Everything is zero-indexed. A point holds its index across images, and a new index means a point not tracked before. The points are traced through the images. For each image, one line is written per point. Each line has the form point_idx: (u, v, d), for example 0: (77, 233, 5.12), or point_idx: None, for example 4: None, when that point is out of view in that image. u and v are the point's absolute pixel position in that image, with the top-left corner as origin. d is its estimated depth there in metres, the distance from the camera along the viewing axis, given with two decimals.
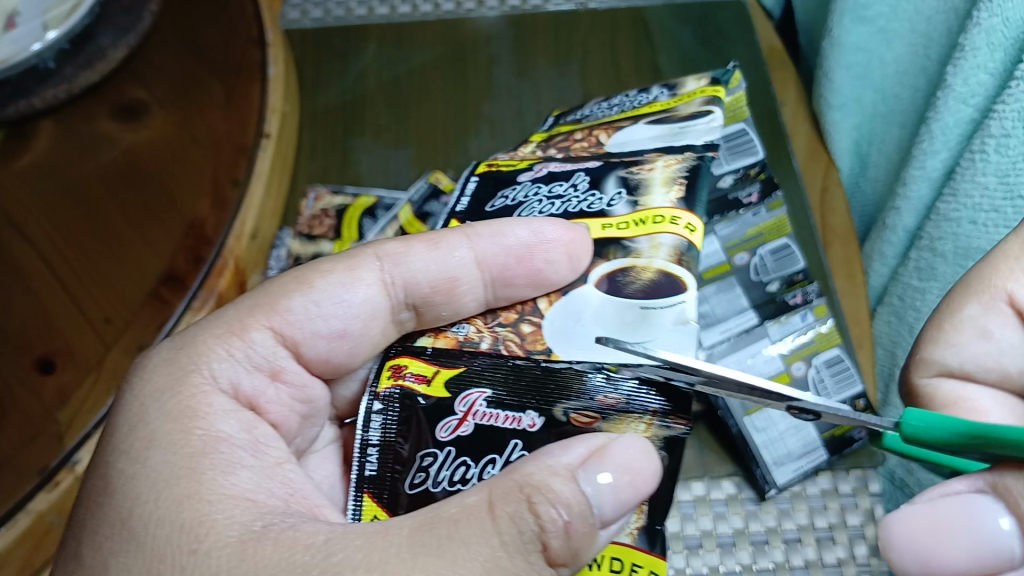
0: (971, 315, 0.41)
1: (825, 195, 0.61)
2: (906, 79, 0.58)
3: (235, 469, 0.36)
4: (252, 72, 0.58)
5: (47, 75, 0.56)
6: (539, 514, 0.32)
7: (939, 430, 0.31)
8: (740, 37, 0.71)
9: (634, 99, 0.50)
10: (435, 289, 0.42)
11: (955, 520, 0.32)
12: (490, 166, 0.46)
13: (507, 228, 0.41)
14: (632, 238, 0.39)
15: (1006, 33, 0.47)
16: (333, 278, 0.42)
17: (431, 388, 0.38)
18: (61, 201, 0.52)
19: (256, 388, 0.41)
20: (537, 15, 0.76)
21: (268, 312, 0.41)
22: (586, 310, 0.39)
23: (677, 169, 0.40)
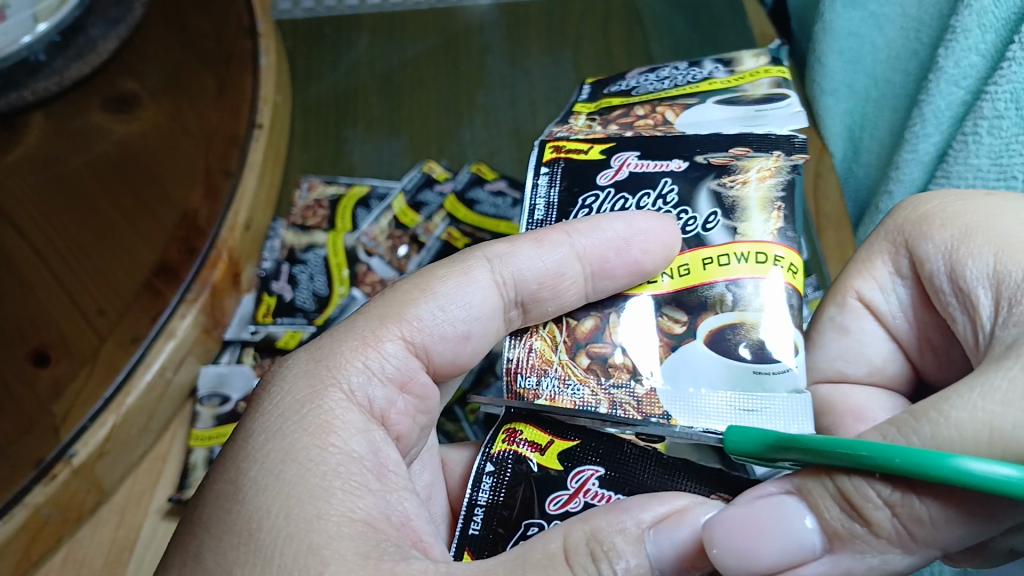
0: (831, 315, 0.42)
1: (819, 179, 0.62)
2: (897, 64, 0.58)
3: (361, 493, 0.33)
4: (244, 62, 0.59)
5: (39, 67, 0.56)
6: (598, 562, 0.31)
7: (755, 440, 0.31)
8: (732, 23, 0.70)
9: (685, 74, 0.48)
10: (541, 285, 0.39)
11: (765, 518, 0.29)
12: (559, 152, 0.42)
13: (603, 222, 0.40)
14: (737, 282, 0.38)
15: (997, 15, 0.47)
16: (451, 282, 0.39)
17: (545, 458, 0.37)
18: (52, 193, 0.51)
19: (387, 401, 0.37)
20: (529, 4, 0.76)
21: (398, 321, 0.38)
22: (700, 374, 0.37)
23: (772, 190, 0.39)
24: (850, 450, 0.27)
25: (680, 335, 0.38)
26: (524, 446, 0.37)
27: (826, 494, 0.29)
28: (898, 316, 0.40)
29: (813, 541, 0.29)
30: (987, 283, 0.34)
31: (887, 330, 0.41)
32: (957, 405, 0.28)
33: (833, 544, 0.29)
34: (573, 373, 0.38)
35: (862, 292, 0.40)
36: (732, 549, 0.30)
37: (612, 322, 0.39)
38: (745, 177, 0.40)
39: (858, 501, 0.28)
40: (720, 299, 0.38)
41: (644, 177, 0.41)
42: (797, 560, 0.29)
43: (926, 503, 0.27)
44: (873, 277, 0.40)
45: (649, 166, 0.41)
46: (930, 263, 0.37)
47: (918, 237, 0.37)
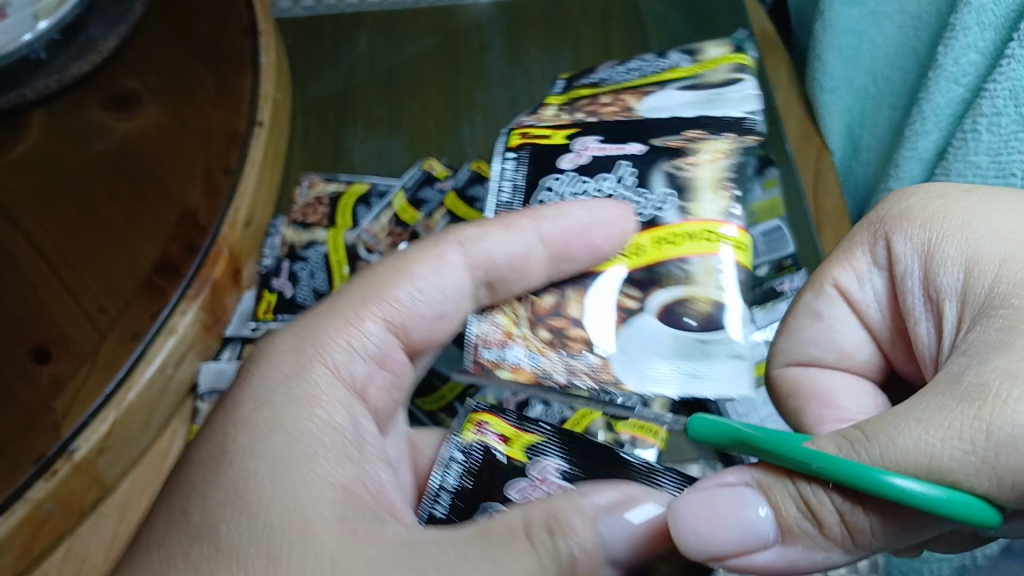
0: (807, 302, 0.43)
1: (818, 178, 0.63)
2: (896, 61, 0.58)
3: (326, 458, 0.37)
4: (244, 61, 0.59)
5: (40, 66, 0.56)
6: (557, 539, 0.34)
7: (720, 433, 0.31)
8: (730, 20, 0.70)
9: (653, 65, 0.54)
10: (510, 267, 0.43)
11: (725, 503, 0.32)
12: (524, 138, 0.48)
13: (568, 209, 0.43)
14: (685, 258, 0.42)
15: (996, 11, 0.47)
16: (425, 264, 0.45)
17: (510, 449, 0.43)
18: (54, 192, 0.52)
19: (366, 376, 0.43)
20: (528, 3, 0.76)
21: (378, 303, 0.44)
22: (647, 343, 0.41)
23: (723, 171, 0.43)
24: (807, 461, 0.29)
25: (633, 309, 0.42)
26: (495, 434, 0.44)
27: (786, 494, 0.32)
28: (871, 305, 0.41)
29: (768, 531, 0.32)
30: (953, 294, 0.35)
31: (862, 320, 0.42)
32: (908, 433, 0.30)
33: (784, 536, 0.32)
34: (533, 344, 0.42)
35: (839, 283, 0.41)
36: (693, 532, 0.32)
37: (538, 299, 0.44)
38: (697, 159, 0.44)
39: (816, 507, 0.31)
40: (671, 275, 0.42)
41: (603, 161, 0.46)
42: (749, 546, 0.32)
43: (869, 514, 0.30)
44: (850, 266, 0.41)
45: (608, 149, 0.46)
46: (904, 261, 0.38)
47: (896, 230, 0.39)
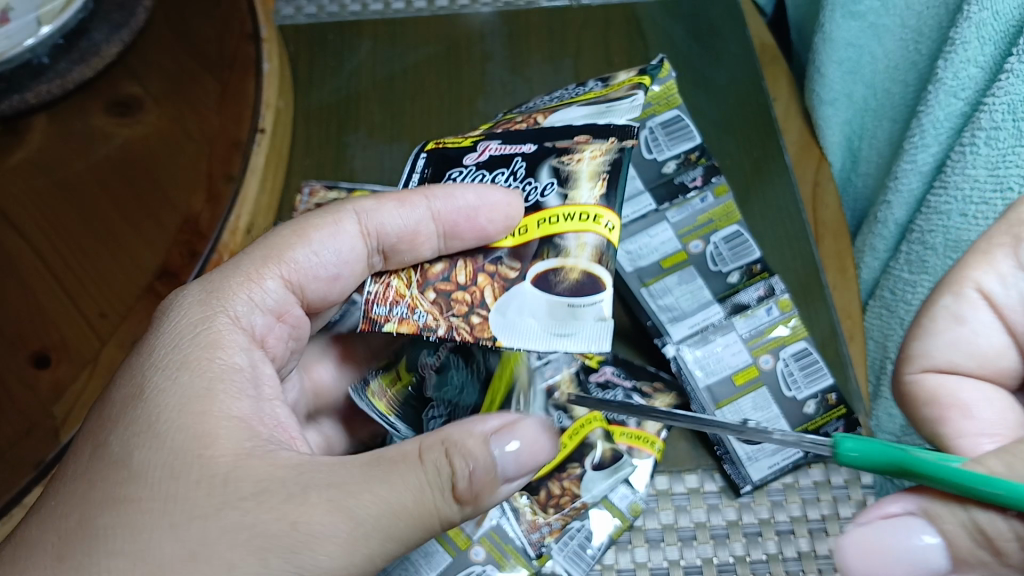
0: (945, 305, 0.44)
1: (817, 189, 0.63)
2: (896, 74, 0.59)
3: (242, 396, 0.38)
4: (246, 67, 0.58)
5: (42, 70, 0.56)
6: (453, 463, 0.35)
7: (875, 456, 0.32)
8: (731, 32, 0.72)
9: (571, 92, 0.53)
10: (401, 238, 0.42)
11: (894, 545, 0.32)
12: (438, 145, 0.48)
13: (457, 191, 0.42)
14: (561, 236, 0.40)
15: (996, 26, 0.48)
16: (324, 228, 0.44)
17: (402, 378, 0.46)
18: (55, 196, 0.52)
19: (265, 328, 0.42)
20: (530, 12, 0.76)
21: (278, 262, 0.43)
22: (522, 308, 0.39)
23: (601, 164, 0.41)
24: (966, 479, 0.30)
25: (512, 278, 0.40)
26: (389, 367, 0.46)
27: (957, 522, 0.31)
28: (1018, 312, 0.42)
29: (939, 561, 0.31)
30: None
31: (1007, 325, 0.43)
32: None
33: (958, 566, 0.32)
34: (420, 303, 0.41)
35: (981, 284, 0.43)
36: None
37: (504, 267, 0.41)
38: (580, 156, 0.42)
39: (996, 535, 0.30)
40: (546, 248, 0.40)
41: (501, 158, 0.45)
42: None
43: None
44: (993, 267, 0.43)
45: (506, 149, 0.45)
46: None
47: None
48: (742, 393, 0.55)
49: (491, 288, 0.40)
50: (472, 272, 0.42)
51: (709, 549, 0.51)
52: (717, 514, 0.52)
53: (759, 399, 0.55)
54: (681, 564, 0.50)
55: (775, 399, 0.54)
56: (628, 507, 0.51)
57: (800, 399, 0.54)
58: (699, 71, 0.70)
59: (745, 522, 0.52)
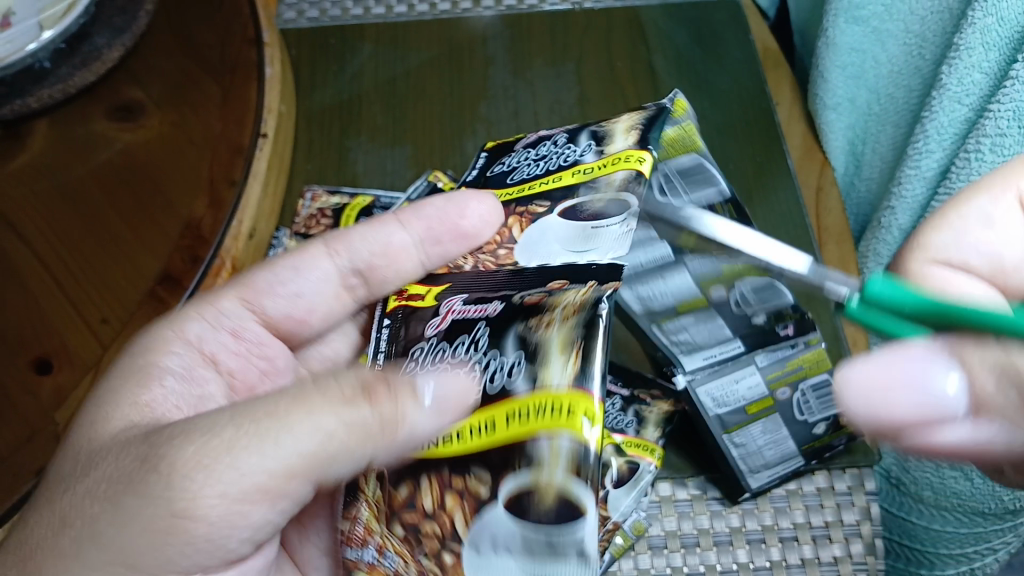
0: (979, 207, 0.39)
1: (820, 194, 0.63)
2: (900, 79, 0.58)
3: (164, 380, 0.40)
4: (248, 72, 0.58)
5: (43, 75, 0.56)
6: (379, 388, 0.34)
7: (904, 297, 0.30)
8: (734, 38, 0.72)
9: (563, 150, 0.45)
10: (375, 254, 0.48)
11: (906, 379, 0.28)
12: (399, 304, 0.45)
13: (427, 203, 0.47)
14: (534, 441, 0.35)
15: (1001, 33, 0.47)
16: (283, 264, 0.49)
17: (425, 300, 0.44)
18: (55, 200, 0.52)
19: (218, 346, 0.45)
20: (532, 16, 0.76)
21: (241, 289, 0.47)
22: (495, 535, 0.35)
23: (573, 331, 0.37)
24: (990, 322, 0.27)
25: (483, 498, 0.35)
26: (409, 300, 0.44)
27: (986, 358, 0.27)
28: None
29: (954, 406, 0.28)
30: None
31: None
32: None
33: (978, 408, 0.28)
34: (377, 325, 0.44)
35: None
36: (865, 404, 0.29)
37: (532, 206, 0.43)
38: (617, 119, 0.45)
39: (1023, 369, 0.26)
40: (519, 456, 0.35)
41: (545, 138, 0.48)
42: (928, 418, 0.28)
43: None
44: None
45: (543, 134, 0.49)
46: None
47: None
48: (754, 421, 0.51)
49: (519, 224, 0.44)
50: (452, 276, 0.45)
51: (712, 556, 0.51)
52: (720, 521, 0.52)
53: (771, 424, 0.51)
54: (684, 571, 0.50)
55: (786, 424, 0.51)
56: (630, 526, 0.50)
57: (811, 422, 0.51)
58: (703, 75, 0.70)
59: (749, 529, 0.51)
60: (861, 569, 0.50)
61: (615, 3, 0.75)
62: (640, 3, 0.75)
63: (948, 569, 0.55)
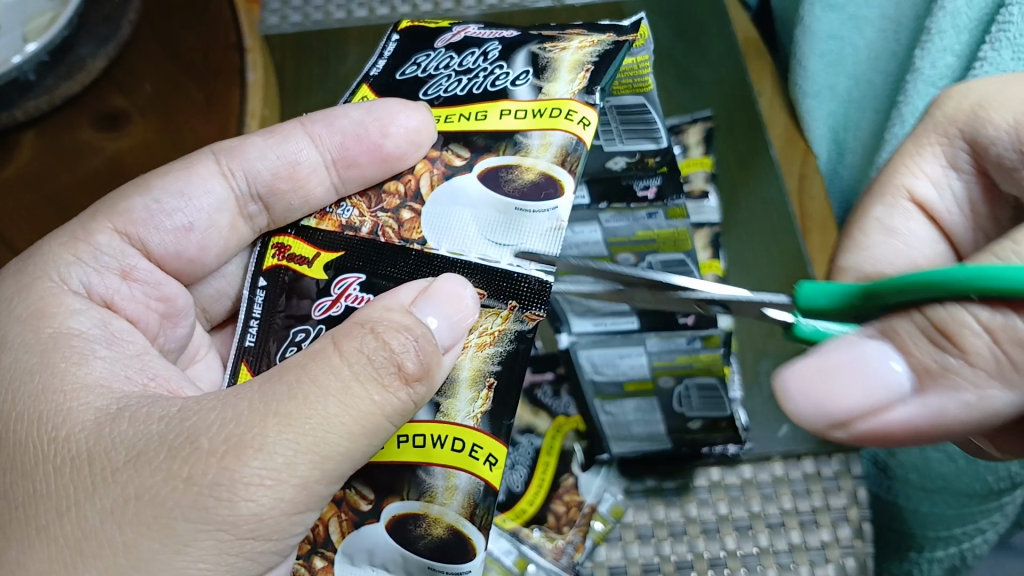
0: (876, 217, 0.40)
1: (803, 182, 0.63)
2: (878, 64, 0.61)
3: (88, 359, 0.36)
4: (231, 76, 0.58)
5: (29, 86, 0.57)
6: (386, 341, 0.33)
7: (836, 294, 0.33)
8: (716, 27, 0.71)
9: (490, 70, 0.42)
10: (276, 176, 0.43)
11: (842, 361, 0.29)
12: (279, 264, 0.41)
13: (339, 112, 0.43)
14: (428, 470, 0.36)
15: (971, 15, 0.48)
16: (171, 176, 0.43)
17: (312, 269, 0.40)
18: (41, 209, 0.56)
19: (110, 289, 0.41)
20: (514, 11, 0.76)
21: (110, 215, 0.41)
22: (380, 553, 0.37)
23: (485, 365, 0.36)
24: (948, 274, 0.27)
25: (364, 513, 0.37)
26: (291, 261, 0.41)
27: (913, 328, 0.29)
28: (954, 211, 0.40)
29: (900, 386, 0.29)
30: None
31: (940, 230, 0.40)
32: None
33: (923, 383, 0.28)
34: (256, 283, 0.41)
35: (913, 191, 0.40)
36: (805, 398, 0.29)
37: (448, 152, 0.41)
38: (566, 45, 0.42)
39: (955, 329, 0.27)
40: (412, 482, 0.36)
41: (473, 42, 0.44)
42: (879, 402, 0.29)
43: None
44: (923, 172, 0.40)
45: (482, 34, 0.44)
46: (998, 142, 0.37)
47: (978, 124, 0.37)
48: (628, 397, 0.52)
49: (429, 175, 0.41)
50: (366, 218, 0.41)
51: (700, 543, 0.51)
52: (707, 508, 0.52)
53: (645, 405, 0.52)
54: (672, 560, 0.50)
55: (661, 410, 0.52)
56: (607, 509, 0.52)
57: (687, 416, 0.51)
58: (684, 67, 0.70)
59: (736, 516, 0.52)
60: (849, 552, 0.50)
61: None
62: None
63: (937, 551, 0.56)
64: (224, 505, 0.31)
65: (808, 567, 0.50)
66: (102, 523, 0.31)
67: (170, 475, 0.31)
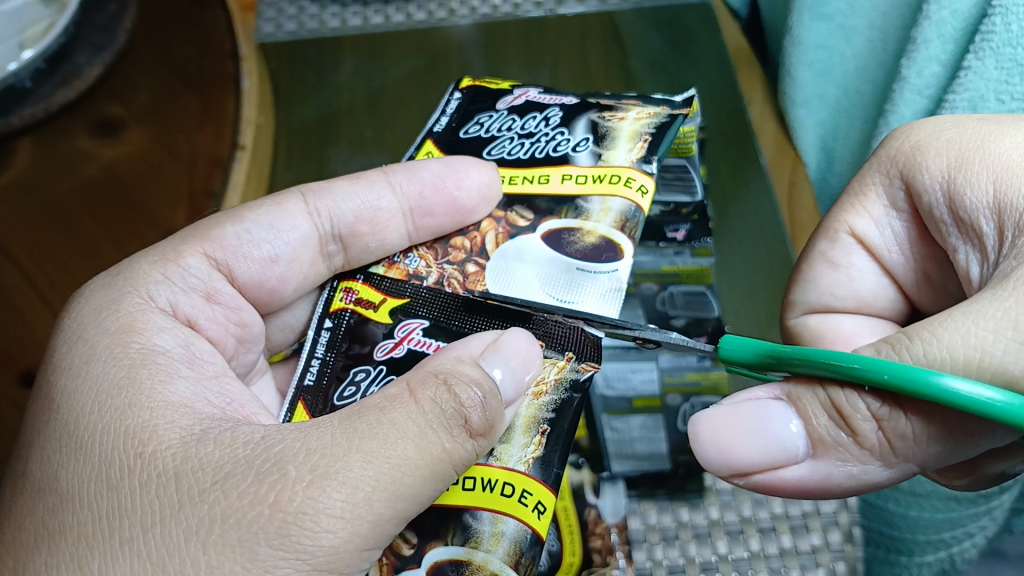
0: (821, 250, 0.44)
1: (793, 190, 0.63)
2: (865, 74, 0.62)
3: (173, 377, 0.36)
4: (227, 84, 0.59)
5: (25, 94, 0.56)
6: (457, 393, 0.34)
7: (750, 349, 0.33)
8: (705, 38, 0.74)
9: (551, 134, 0.46)
10: (359, 219, 0.45)
11: (747, 417, 0.33)
12: (348, 305, 0.43)
13: (422, 166, 0.46)
14: (475, 513, 0.38)
15: (955, 25, 0.49)
16: (262, 211, 0.44)
17: (377, 313, 0.42)
18: (40, 218, 0.55)
19: (194, 308, 0.41)
20: (507, 23, 0.77)
21: (201, 240, 0.42)
22: None
23: (541, 411, 0.39)
24: (846, 363, 0.29)
25: (406, 557, 0.38)
26: (359, 305, 0.43)
27: (816, 402, 0.32)
28: (893, 252, 0.42)
29: (796, 447, 0.33)
30: (986, 211, 0.35)
31: (882, 266, 0.43)
32: (950, 328, 0.30)
33: (816, 449, 0.32)
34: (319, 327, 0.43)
35: (855, 229, 0.42)
36: (715, 445, 0.34)
37: (512, 214, 0.44)
38: (624, 115, 0.45)
39: (849, 413, 0.31)
40: (459, 528, 0.38)
41: (535, 104, 0.48)
42: (776, 460, 0.33)
43: (912, 420, 0.30)
44: (867, 211, 0.42)
45: (544, 99, 0.48)
46: (928, 195, 0.38)
47: (914, 168, 0.39)
48: (636, 413, 0.54)
49: (494, 233, 0.44)
50: (433, 265, 0.44)
51: (691, 547, 0.51)
52: (699, 512, 0.52)
53: (651, 422, 0.54)
54: (664, 564, 0.51)
55: (665, 427, 0.54)
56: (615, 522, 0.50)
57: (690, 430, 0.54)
58: (677, 75, 0.72)
59: (727, 520, 0.52)
60: (839, 557, 0.51)
61: (590, 9, 0.77)
62: (615, 7, 0.77)
63: (929, 555, 0.56)
64: (306, 535, 0.31)
65: (799, 571, 0.50)
66: (185, 542, 0.31)
67: (257, 499, 0.31)
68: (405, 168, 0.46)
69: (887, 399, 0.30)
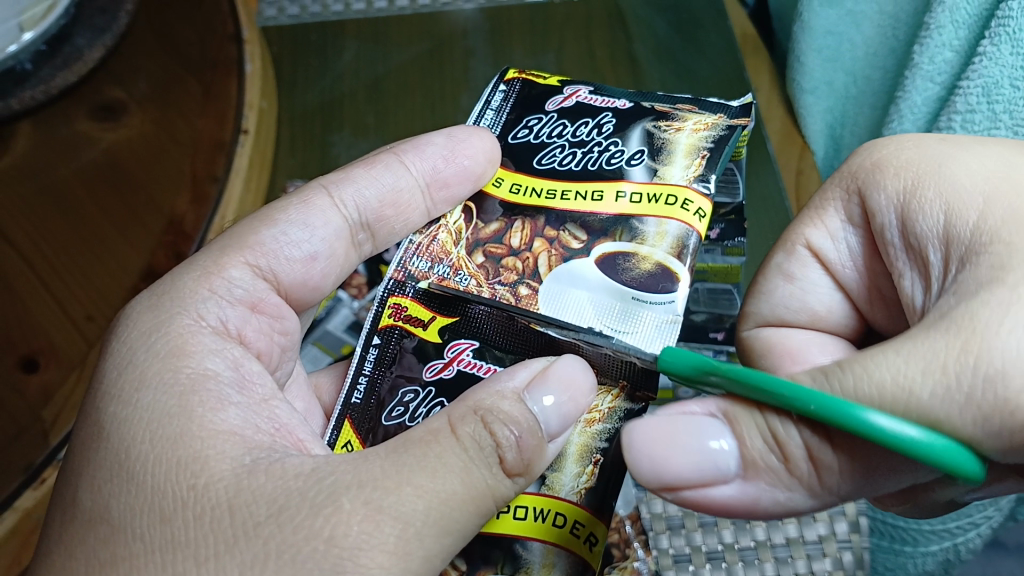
0: (778, 263, 0.44)
1: (799, 177, 0.64)
2: (875, 61, 0.61)
3: (224, 406, 0.34)
4: (229, 67, 0.58)
5: (25, 77, 0.56)
6: (494, 431, 0.33)
7: (689, 364, 0.31)
8: (713, 23, 0.74)
9: (603, 146, 0.44)
10: (384, 203, 0.45)
11: (683, 431, 0.31)
12: (395, 322, 0.42)
13: (426, 141, 0.46)
14: (527, 543, 0.39)
15: (969, 10, 0.50)
16: (291, 210, 0.43)
17: (427, 332, 0.42)
18: (42, 204, 0.54)
19: (240, 321, 0.39)
20: (512, 8, 0.77)
21: (243, 249, 0.41)
22: None
23: (594, 441, 0.40)
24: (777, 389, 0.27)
25: None
26: (407, 322, 0.42)
27: (753, 425, 0.31)
28: (847, 266, 0.42)
29: (729, 465, 0.31)
30: (935, 240, 0.34)
31: (836, 280, 0.42)
32: (881, 363, 0.29)
33: (746, 471, 0.31)
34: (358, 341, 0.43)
35: (811, 242, 0.42)
36: (647, 455, 0.31)
37: (565, 234, 0.42)
38: (681, 126, 0.43)
39: (783, 438, 0.30)
40: (508, 557, 0.39)
41: (587, 110, 0.46)
42: (707, 479, 0.31)
43: (839, 454, 0.30)
44: (825, 225, 0.42)
45: (597, 101, 0.46)
46: (881, 215, 0.37)
47: (869, 185, 0.38)
48: None
49: (547, 255, 0.41)
50: (465, 262, 0.42)
51: (698, 537, 0.51)
52: None
53: None
54: (670, 552, 0.51)
55: None
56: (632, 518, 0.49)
57: None
58: (682, 61, 0.72)
59: None
60: (846, 547, 0.50)
61: None
62: None
63: (932, 546, 0.57)
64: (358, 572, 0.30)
65: (805, 560, 0.50)
66: None
67: (310, 533, 0.30)
68: (445, 160, 0.44)
69: (817, 429, 0.30)
